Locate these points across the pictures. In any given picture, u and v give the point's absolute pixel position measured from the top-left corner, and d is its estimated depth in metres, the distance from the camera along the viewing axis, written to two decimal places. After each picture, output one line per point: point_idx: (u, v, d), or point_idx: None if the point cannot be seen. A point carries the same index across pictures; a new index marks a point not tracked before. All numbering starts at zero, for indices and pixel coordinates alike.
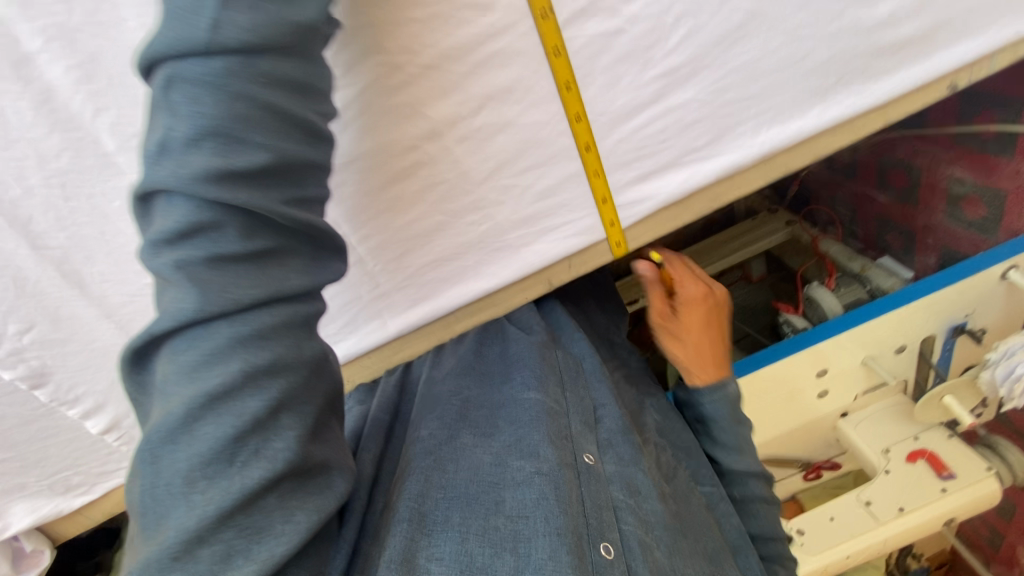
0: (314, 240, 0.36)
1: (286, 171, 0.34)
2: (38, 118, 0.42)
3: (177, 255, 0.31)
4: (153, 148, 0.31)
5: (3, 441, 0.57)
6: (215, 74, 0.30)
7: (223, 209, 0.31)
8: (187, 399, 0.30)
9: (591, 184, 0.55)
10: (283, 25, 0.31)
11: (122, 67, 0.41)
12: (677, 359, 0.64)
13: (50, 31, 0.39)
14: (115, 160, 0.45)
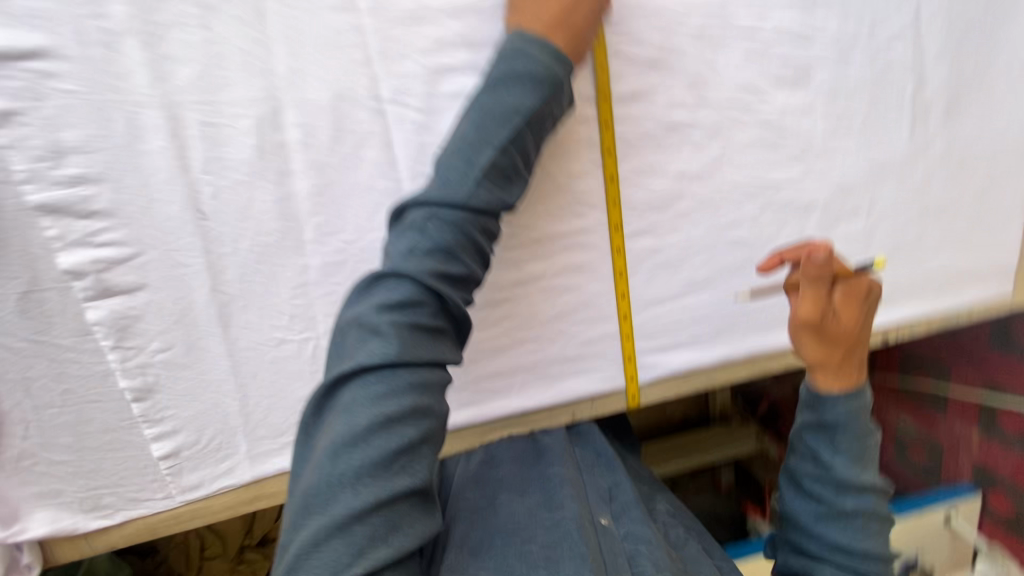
0: (460, 327, 0.53)
1: (466, 281, 0.52)
2: (274, 208, 0.60)
3: (393, 317, 0.47)
4: (404, 247, 0.49)
5: (77, 442, 0.64)
6: (456, 218, 0.50)
7: (432, 294, 0.48)
8: (368, 419, 0.44)
9: (622, 344, 0.73)
10: (496, 203, 0.52)
11: (344, 190, 0.61)
12: (811, 358, 0.59)
13: (312, 162, 0.60)
14: (305, 245, 0.62)
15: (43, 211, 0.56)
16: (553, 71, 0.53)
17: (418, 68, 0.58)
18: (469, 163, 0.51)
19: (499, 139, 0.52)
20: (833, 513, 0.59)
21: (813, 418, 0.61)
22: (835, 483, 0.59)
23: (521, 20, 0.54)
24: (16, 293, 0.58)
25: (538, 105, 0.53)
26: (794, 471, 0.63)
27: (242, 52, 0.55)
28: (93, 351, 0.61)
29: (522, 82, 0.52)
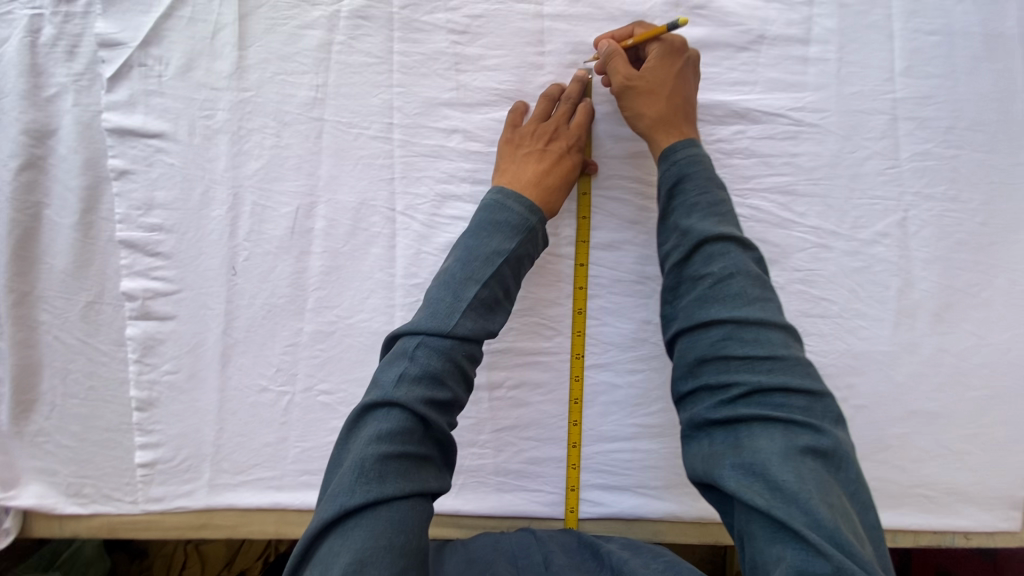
0: (444, 451, 0.54)
1: (451, 404, 0.55)
2: (289, 276, 0.73)
3: (379, 449, 0.50)
4: (392, 378, 0.52)
5: (84, 432, 0.76)
6: (446, 345, 0.54)
7: (417, 422, 0.51)
8: (344, 567, 0.45)
9: (567, 471, 0.74)
10: (480, 331, 0.56)
11: (349, 275, 0.73)
12: (644, 127, 0.64)
13: (330, 247, 0.73)
14: (305, 312, 0.74)
15: (124, 245, 0.72)
16: (527, 220, 0.62)
17: (428, 191, 0.71)
18: (456, 295, 0.56)
19: (483, 275, 0.57)
20: (696, 299, 0.56)
21: (665, 186, 0.61)
22: (691, 253, 0.57)
23: (503, 176, 0.65)
24: (84, 301, 0.73)
25: (515, 248, 0.60)
26: (672, 276, 0.59)
27: (297, 157, 0.71)
28: (120, 360, 0.74)
29: (501, 229, 0.61)
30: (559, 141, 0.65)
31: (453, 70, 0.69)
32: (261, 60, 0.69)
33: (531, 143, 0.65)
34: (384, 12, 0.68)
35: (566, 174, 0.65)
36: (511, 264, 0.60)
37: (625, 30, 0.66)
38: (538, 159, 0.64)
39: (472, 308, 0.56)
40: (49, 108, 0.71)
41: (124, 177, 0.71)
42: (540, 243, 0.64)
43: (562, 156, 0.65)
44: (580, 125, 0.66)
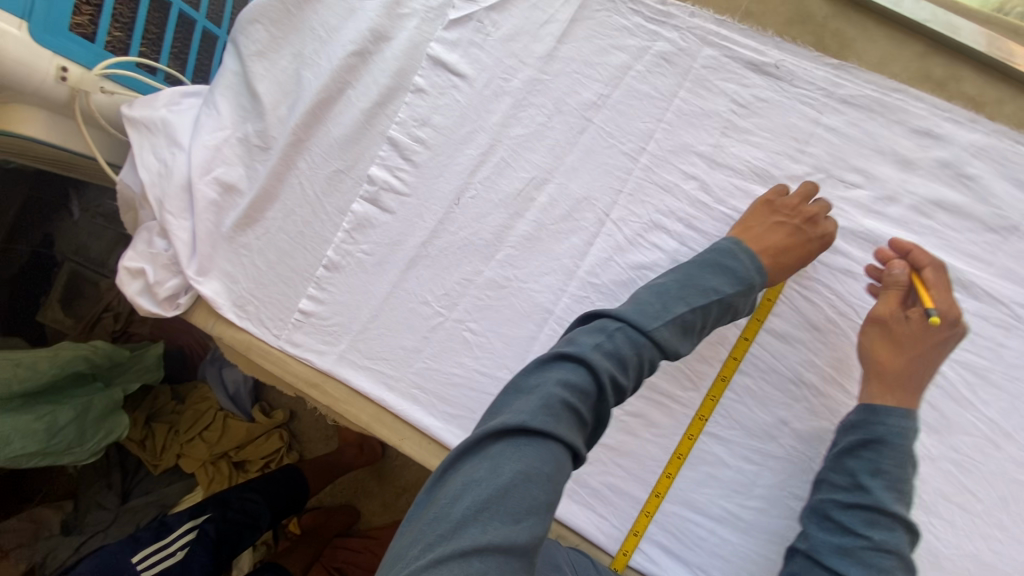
0: (600, 426, 0.58)
1: (624, 391, 0.59)
2: (496, 226, 0.83)
3: (563, 394, 0.55)
4: (590, 343, 0.58)
5: (275, 263, 0.88)
6: (642, 343, 0.59)
7: (597, 391, 0.56)
8: (512, 473, 0.50)
9: (639, 515, 0.75)
10: (670, 344, 0.61)
11: (544, 249, 0.81)
12: (869, 368, 0.69)
13: (541, 219, 0.81)
14: (493, 260, 0.82)
15: (390, 141, 0.86)
16: (750, 277, 0.67)
17: (645, 214, 0.78)
18: (665, 306, 0.63)
19: (695, 301, 0.64)
20: (836, 546, 0.63)
21: (862, 437, 0.66)
22: (859, 506, 0.63)
23: (745, 229, 0.71)
24: (336, 167, 0.87)
25: (732, 293, 0.66)
26: (822, 507, 0.66)
27: (554, 140, 0.82)
28: (334, 224, 0.87)
29: (724, 273, 0.67)
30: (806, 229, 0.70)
31: (718, 131, 0.77)
32: (569, 57, 0.82)
33: (784, 215, 0.71)
34: (686, 63, 0.78)
35: (796, 256, 0.70)
36: (722, 306, 0.65)
37: (919, 262, 0.69)
38: (787, 231, 0.69)
39: (673, 321, 0.62)
40: (396, 21, 0.87)
41: (418, 94, 0.86)
42: (746, 305, 0.69)
43: (805, 239, 0.70)
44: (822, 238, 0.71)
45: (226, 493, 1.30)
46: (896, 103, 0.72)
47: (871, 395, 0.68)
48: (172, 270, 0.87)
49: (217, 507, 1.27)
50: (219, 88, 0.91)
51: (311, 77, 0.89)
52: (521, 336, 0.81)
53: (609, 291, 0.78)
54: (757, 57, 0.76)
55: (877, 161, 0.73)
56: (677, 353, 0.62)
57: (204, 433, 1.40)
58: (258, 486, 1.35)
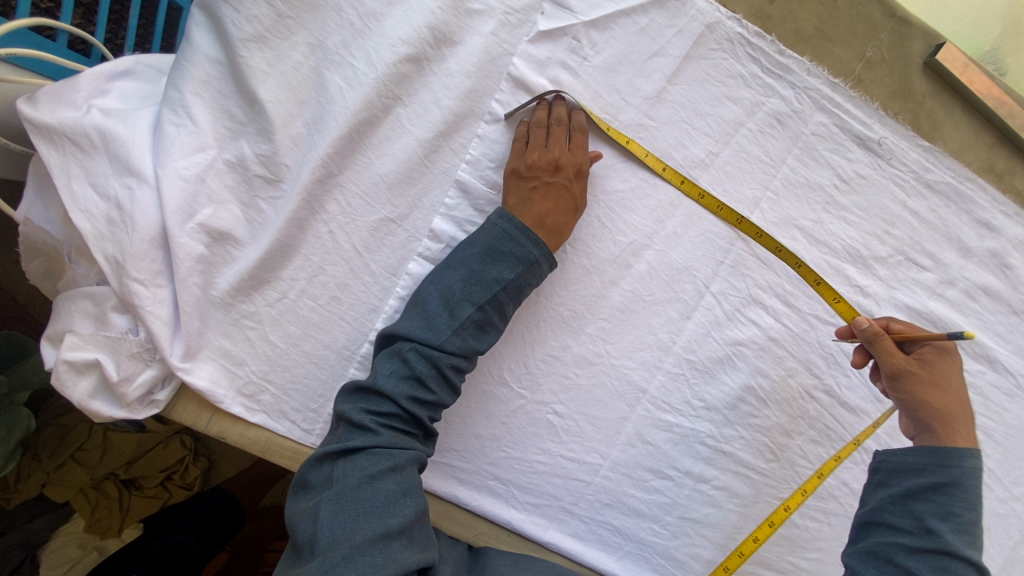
0: (428, 428, 0.61)
1: (447, 392, 0.60)
2: (587, 295, 0.72)
3: (377, 414, 0.57)
4: (386, 370, 0.59)
5: (298, 339, 0.67)
6: (433, 353, 0.58)
7: (406, 410, 0.58)
8: (354, 483, 0.54)
9: (747, 538, 0.77)
10: (468, 348, 0.60)
11: (639, 322, 0.74)
12: (928, 415, 0.65)
13: (637, 291, 0.73)
14: (581, 331, 0.73)
15: (458, 185, 0.67)
16: (530, 252, 0.62)
17: (744, 288, 0.75)
18: (452, 313, 0.60)
19: (482, 299, 0.60)
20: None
21: (932, 481, 0.61)
22: (924, 551, 0.59)
23: (512, 209, 0.64)
24: (383, 215, 0.67)
25: (513, 278, 0.61)
26: (883, 547, 0.61)
27: (656, 200, 0.72)
28: (381, 288, 0.68)
29: (504, 259, 0.62)
30: (575, 166, 0.65)
31: (820, 206, 0.74)
32: (678, 101, 0.71)
33: (539, 175, 0.65)
34: (798, 128, 0.73)
35: (563, 208, 0.65)
36: (509, 294, 0.61)
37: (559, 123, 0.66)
38: (559, 194, 0.65)
39: (460, 327, 0.59)
40: (465, 21, 0.66)
41: (496, 125, 0.67)
42: (545, 269, 0.64)
43: (576, 190, 0.66)
44: (578, 140, 0.67)
45: (144, 544, 1.09)
46: (968, 193, 0.77)
47: (943, 439, 0.64)
48: (143, 358, 0.61)
49: (137, 564, 1.05)
50: (189, 82, 0.61)
51: (341, 83, 0.64)
52: (611, 417, 0.74)
53: (704, 368, 0.75)
54: (864, 131, 0.74)
55: (945, 247, 0.78)
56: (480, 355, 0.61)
57: (78, 454, 1.06)
58: (189, 525, 1.15)
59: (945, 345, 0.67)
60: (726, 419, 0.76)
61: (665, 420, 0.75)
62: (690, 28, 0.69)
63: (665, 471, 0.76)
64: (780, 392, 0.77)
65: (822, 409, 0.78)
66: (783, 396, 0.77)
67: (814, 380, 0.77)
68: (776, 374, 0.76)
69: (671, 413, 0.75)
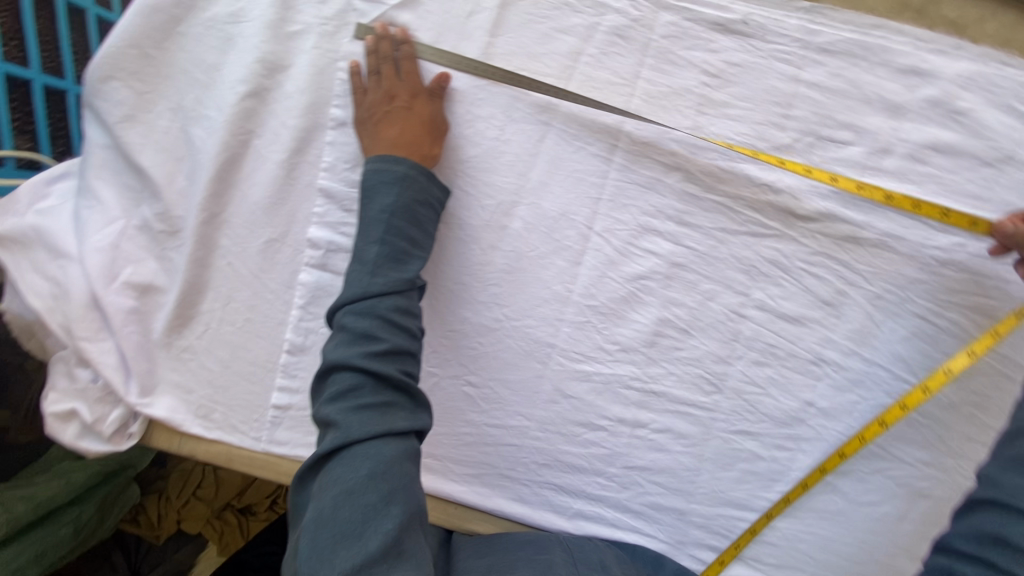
0: (411, 395, 0.56)
1: (405, 347, 0.56)
2: (470, 265, 0.73)
3: (342, 401, 0.53)
4: (338, 348, 0.55)
5: (227, 361, 0.77)
6: (368, 304, 0.56)
7: (367, 375, 0.53)
8: (330, 502, 0.49)
9: (852, 437, 0.71)
10: (396, 282, 0.57)
11: (530, 279, 0.73)
12: None
13: (518, 251, 0.73)
14: (474, 302, 0.74)
15: (323, 194, 0.72)
16: (397, 170, 0.61)
17: (631, 220, 0.71)
18: (363, 260, 0.58)
19: (381, 229, 0.59)
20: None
21: None
22: None
23: (365, 150, 0.65)
24: (267, 237, 0.74)
25: (399, 199, 0.60)
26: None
27: (513, 154, 0.71)
28: (283, 302, 0.75)
29: (378, 189, 0.61)
30: (409, 92, 0.66)
31: (694, 110, 0.68)
32: (508, 51, 0.70)
33: (377, 110, 0.65)
34: (644, 37, 0.68)
35: (409, 125, 0.64)
36: (400, 216, 0.60)
37: (381, 58, 0.67)
38: (402, 117, 0.64)
39: (374, 265, 0.58)
40: (288, 45, 0.71)
41: (341, 129, 0.72)
42: (435, 188, 0.65)
43: (419, 109, 0.65)
44: (408, 68, 0.67)
45: (242, 552, 1.16)
46: (878, 42, 0.66)
47: None
48: (108, 400, 0.75)
49: (237, 574, 1.12)
50: (91, 169, 0.73)
51: (202, 133, 0.73)
52: (526, 378, 0.74)
53: (609, 311, 0.73)
54: (721, 16, 0.67)
55: (866, 112, 0.67)
56: (411, 284, 0.58)
57: (198, 491, 1.24)
58: (276, 535, 1.19)
59: None
60: (647, 356, 0.73)
61: (583, 370, 0.74)
62: None
63: (596, 422, 0.74)
64: (702, 319, 0.71)
65: (757, 328, 0.71)
66: (707, 321, 0.71)
67: (739, 298, 0.70)
68: (692, 300, 0.71)
69: (587, 363, 0.74)
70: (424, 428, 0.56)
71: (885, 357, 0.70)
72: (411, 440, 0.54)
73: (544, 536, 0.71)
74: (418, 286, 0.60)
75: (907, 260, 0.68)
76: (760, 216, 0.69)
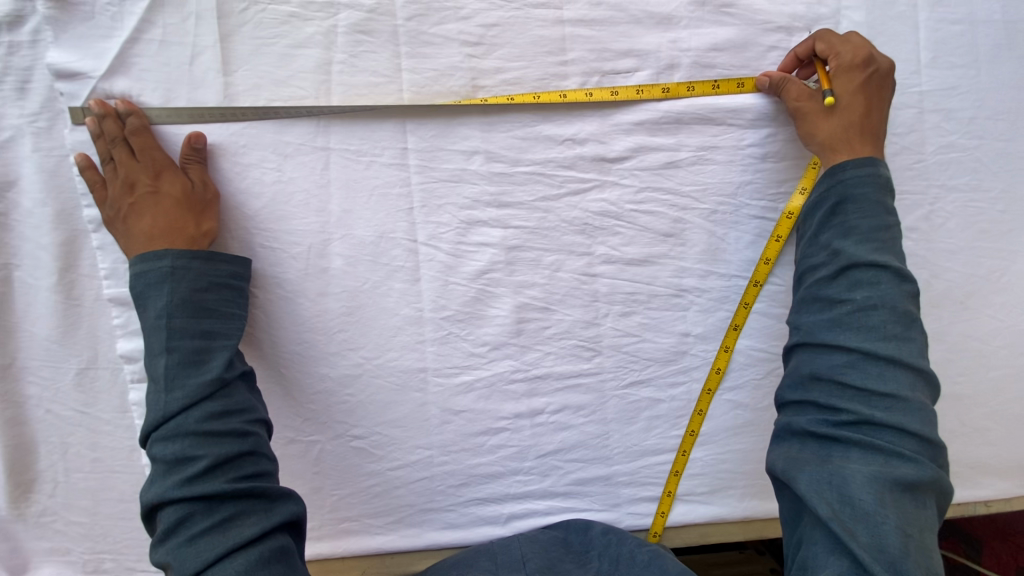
0: (257, 497, 0.52)
1: (229, 457, 0.52)
2: (305, 321, 0.67)
3: (173, 539, 0.49)
4: (154, 483, 0.51)
5: (93, 508, 0.70)
6: (172, 427, 0.52)
7: (192, 503, 0.50)
8: None
9: (738, 310, 0.70)
10: (196, 389, 0.53)
11: (374, 312, 0.68)
12: (816, 148, 0.62)
13: (350, 288, 0.67)
14: (328, 356, 0.68)
15: (115, 303, 0.64)
16: (161, 266, 0.56)
17: (451, 218, 0.66)
18: (155, 380, 0.54)
19: (160, 341, 0.54)
20: (825, 321, 0.58)
21: (831, 203, 0.60)
22: (838, 274, 0.58)
23: (125, 251, 0.59)
24: (76, 368, 0.67)
25: (172, 299, 0.56)
26: (810, 291, 0.61)
27: (303, 192, 0.64)
28: (126, 427, 0.69)
29: (149, 296, 0.56)
30: (150, 172, 0.60)
31: (469, 86, 0.64)
32: (251, 85, 0.62)
33: (123, 205, 0.59)
34: (389, 24, 0.62)
35: (162, 211, 0.59)
36: (181, 316, 0.55)
37: (109, 143, 0.60)
38: (151, 205, 0.59)
39: (169, 380, 0.53)
40: (4, 157, 0.62)
41: (103, 228, 0.63)
42: (221, 269, 0.60)
43: (167, 189, 0.59)
44: (141, 144, 0.60)
45: None
46: None
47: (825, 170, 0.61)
48: None
49: None
50: None
51: None
52: (410, 411, 0.70)
53: (466, 316, 0.69)
54: None
55: (640, 32, 0.63)
56: (217, 383, 0.54)
57: None
58: None
59: (870, 63, 0.60)
60: (519, 346, 0.70)
61: (462, 382, 0.70)
62: (206, 7, 0.61)
63: (494, 427, 0.71)
64: (557, 291, 0.68)
65: (612, 281, 0.68)
66: (562, 292, 0.68)
67: (584, 258, 0.68)
68: (541, 277, 0.68)
69: (464, 373, 0.70)
70: (285, 520, 0.53)
71: (742, 266, 0.69)
72: (269, 543, 0.51)
73: (475, 552, 0.68)
74: (231, 379, 0.56)
75: (728, 166, 0.66)
76: (574, 171, 0.66)
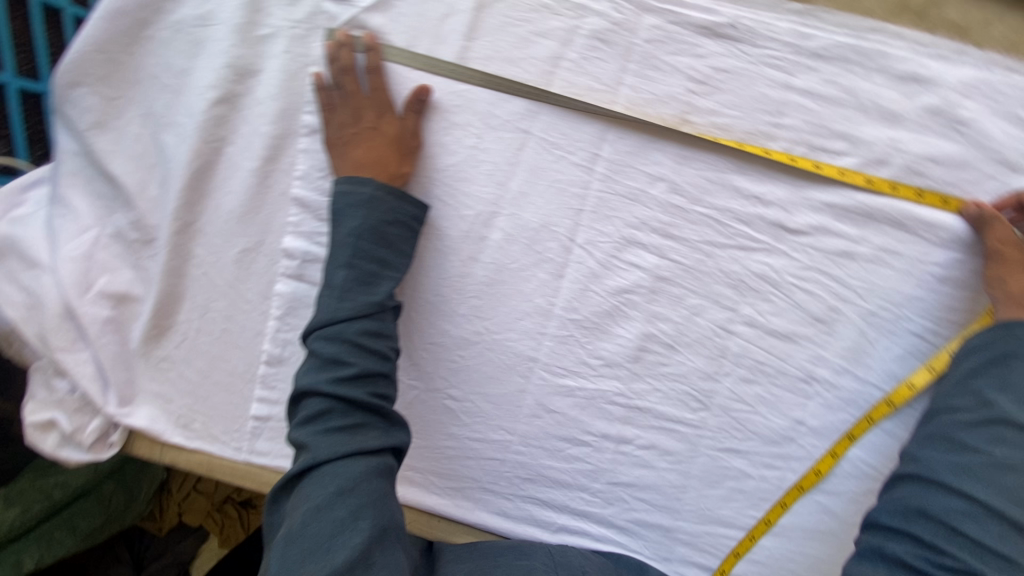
0: (385, 416, 0.56)
1: (376, 373, 0.56)
2: (448, 277, 0.71)
3: (314, 423, 0.53)
4: (309, 372, 0.55)
5: (206, 371, 0.76)
6: (335, 330, 0.57)
7: (335, 399, 0.54)
8: (299, 520, 0.49)
9: (859, 421, 0.68)
10: (364, 306, 0.57)
11: (511, 291, 0.71)
12: (1002, 294, 0.60)
13: (499, 262, 0.70)
14: (455, 316, 0.72)
15: (298, 203, 0.71)
16: (363, 192, 0.62)
17: (614, 232, 0.68)
18: (329, 285, 0.59)
19: (343, 254, 0.59)
20: (956, 464, 0.55)
21: (991, 354, 0.58)
22: (985, 423, 0.56)
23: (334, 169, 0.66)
24: (242, 246, 0.73)
25: (364, 222, 0.61)
26: (937, 428, 0.58)
27: (492, 163, 0.69)
28: (261, 312, 0.74)
29: (346, 211, 0.61)
30: (375, 109, 0.66)
31: (679, 118, 0.66)
32: (484, 55, 0.67)
33: (348, 131, 0.66)
34: (627, 41, 0.66)
35: (377, 146, 0.65)
36: (368, 238, 0.60)
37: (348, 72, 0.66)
38: (370, 138, 0.65)
39: (343, 289, 0.58)
40: (259, 49, 0.70)
41: (315, 135, 0.70)
42: (414, 207, 0.65)
43: (386, 128, 0.66)
44: (375, 82, 0.67)
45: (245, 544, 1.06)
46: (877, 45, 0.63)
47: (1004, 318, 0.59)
48: (87, 411, 0.76)
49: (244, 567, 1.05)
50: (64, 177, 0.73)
51: (174, 140, 0.72)
52: (508, 392, 0.72)
53: (593, 325, 0.70)
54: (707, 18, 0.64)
55: (862, 120, 0.64)
56: (380, 307, 0.58)
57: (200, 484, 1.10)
58: None
59: None
60: (632, 372, 0.70)
61: (565, 386, 0.72)
62: None
63: (579, 438, 0.72)
64: (688, 334, 0.69)
65: (744, 344, 0.68)
66: (692, 337, 0.69)
67: (726, 313, 0.68)
68: (678, 315, 0.69)
69: (570, 377, 0.72)
70: (402, 445, 0.56)
71: (881, 377, 0.67)
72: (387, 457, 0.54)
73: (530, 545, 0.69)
74: (391, 307, 0.60)
75: (903, 276, 0.65)
76: (749, 229, 0.66)
